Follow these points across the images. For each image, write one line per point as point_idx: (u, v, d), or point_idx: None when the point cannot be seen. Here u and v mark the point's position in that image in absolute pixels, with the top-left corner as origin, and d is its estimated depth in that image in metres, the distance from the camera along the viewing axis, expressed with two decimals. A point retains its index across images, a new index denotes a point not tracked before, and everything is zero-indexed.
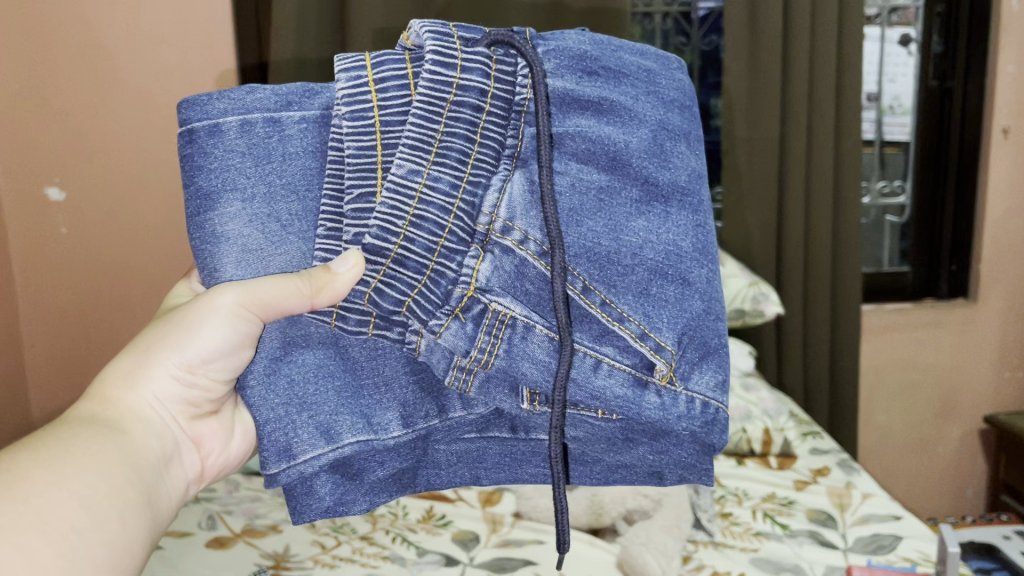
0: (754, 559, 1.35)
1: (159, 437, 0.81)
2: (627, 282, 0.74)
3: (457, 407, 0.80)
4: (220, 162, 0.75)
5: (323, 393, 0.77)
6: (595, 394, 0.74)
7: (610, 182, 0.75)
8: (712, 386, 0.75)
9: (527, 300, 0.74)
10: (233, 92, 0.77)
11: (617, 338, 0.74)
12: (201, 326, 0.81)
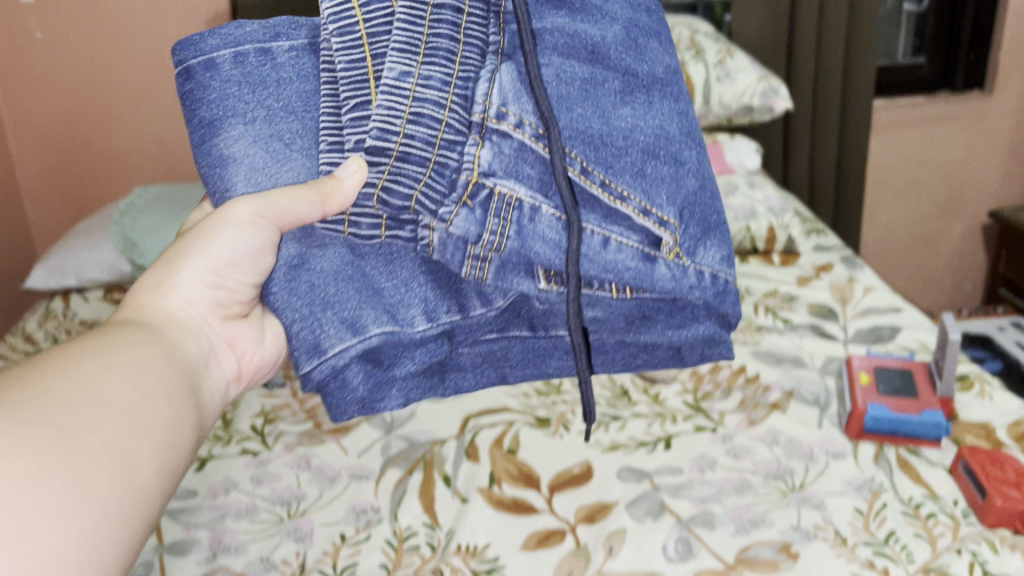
0: (755, 351, 1.38)
1: (195, 340, 0.72)
2: (624, 166, 0.70)
3: (477, 305, 0.76)
4: (219, 93, 0.70)
5: (345, 297, 0.71)
6: (608, 268, 0.70)
7: (594, 74, 0.70)
8: (719, 259, 0.73)
9: (535, 181, 0.68)
10: (222, 27, 0.71)
11: (622, 218, 0.70)
12: (223, 231, 0.71)
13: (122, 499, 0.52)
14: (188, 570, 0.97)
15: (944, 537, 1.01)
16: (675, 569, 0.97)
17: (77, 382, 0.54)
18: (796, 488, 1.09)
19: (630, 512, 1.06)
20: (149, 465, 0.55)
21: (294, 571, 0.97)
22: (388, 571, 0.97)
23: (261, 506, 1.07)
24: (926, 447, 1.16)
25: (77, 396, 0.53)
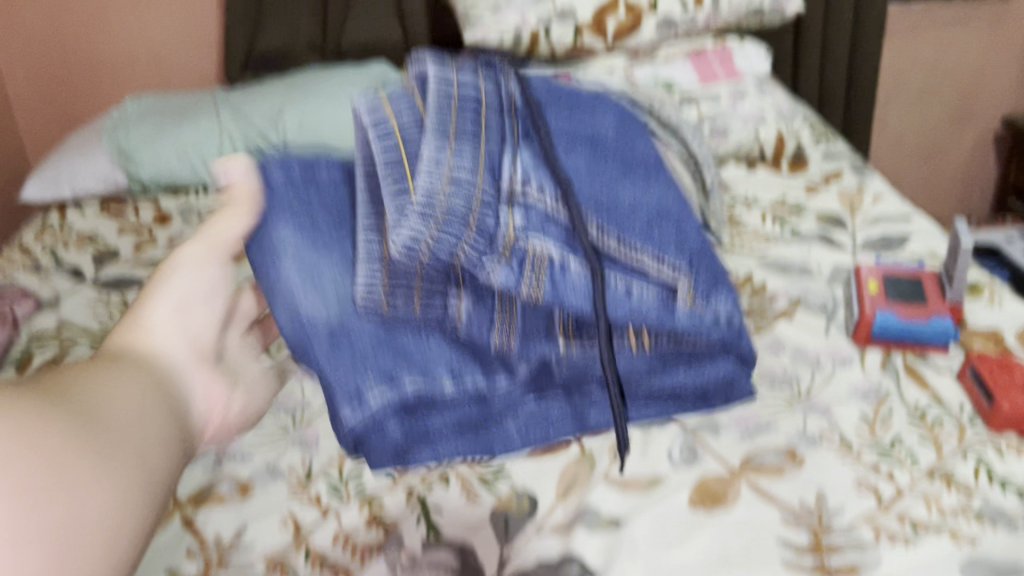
0: (762, 261, 1.37)
1: (181, 352, 0.75)
2: (613, 186, 0.96)
3: (502, 375, 0.95)
4: (273, 190, 0.97)
5: (419, 343, 0.93)
6: (632, 310, 0.88)
7: (592, 161, 0.98)
8: (729, 305, 0.91)
9: (546, 326, 0.92)
10: (288, 157, 1.01)
11: (637, 263, 0.90)
12: (180, 271, 0.86)
13: (148, 494, 0.57)
14: (194, 477, 0.97)
15: (949, 441, 1.02)
16: (680, 474, 0.97)
17: (93, 392, 0.59)
18: (803, 396, 1.10)
19: (636, 420, 1.05)
20: (162, 467, 0.60)
21: (300, 478, 0.96)
22: (394, 478, 0.97)
23: (266, 416, 1.06)
24: (933, 353, 1.16)
25: (85, 402, 0.57)
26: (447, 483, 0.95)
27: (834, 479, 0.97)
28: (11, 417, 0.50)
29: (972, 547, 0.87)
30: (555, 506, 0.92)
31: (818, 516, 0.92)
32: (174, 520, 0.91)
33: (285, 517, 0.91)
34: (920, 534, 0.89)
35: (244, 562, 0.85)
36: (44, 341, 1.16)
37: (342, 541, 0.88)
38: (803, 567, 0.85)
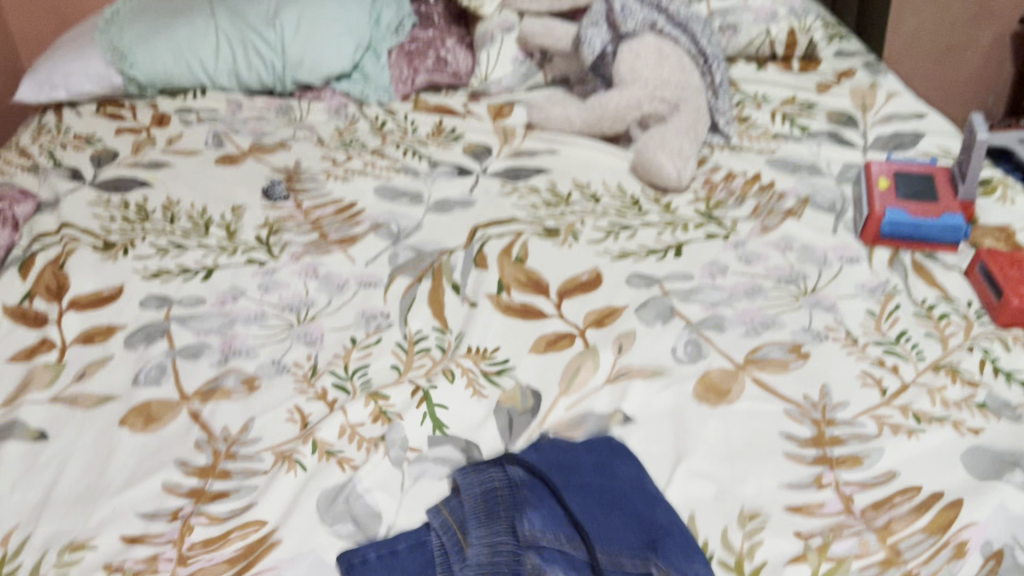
0: (771, 160, 1.35)
1: (94, 442, 0.86)
2: (622, 536, 0.69)
3: None
4: (279, 331, 1.01)
5: (467, 542, 0.72)
6: (609, 548, 0.68)
7: (579, 439, 0.83)
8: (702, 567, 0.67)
9: (562, 562, 0.68)
10: (298, 300, 1.07)
11: (618, 513, 0.72)
12: (63, 374, 0.95)
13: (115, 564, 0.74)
14: (199, 372, 0.95)
15: (955, 336, 1.02)
16: (685, 368, 0.98)
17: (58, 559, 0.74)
18: (808, 292, 1.09)
19: (640, 315, 1.05)
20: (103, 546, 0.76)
21: (305, 374, 0.95)
22: (398, 373, 0.96)
23: (269, 313, 1.04)
24: (943, 251, 1.16)
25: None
26: (451, 378, 0.94)
27: (839, 373, 0.97)
28: None
29: (975, 436, 0.88)
30: (557, 401, 0.93)
31: (822, 409, 0.93)
32: (181, 412, 0.90)
33: (290, 409, 0.90)
34: (923, 425, 0.90)
35: (253, 453, 0.85)
36: (45, 241, 1.16)
37: (350, 436, 0.87)
38: (804, 460, 0.87)
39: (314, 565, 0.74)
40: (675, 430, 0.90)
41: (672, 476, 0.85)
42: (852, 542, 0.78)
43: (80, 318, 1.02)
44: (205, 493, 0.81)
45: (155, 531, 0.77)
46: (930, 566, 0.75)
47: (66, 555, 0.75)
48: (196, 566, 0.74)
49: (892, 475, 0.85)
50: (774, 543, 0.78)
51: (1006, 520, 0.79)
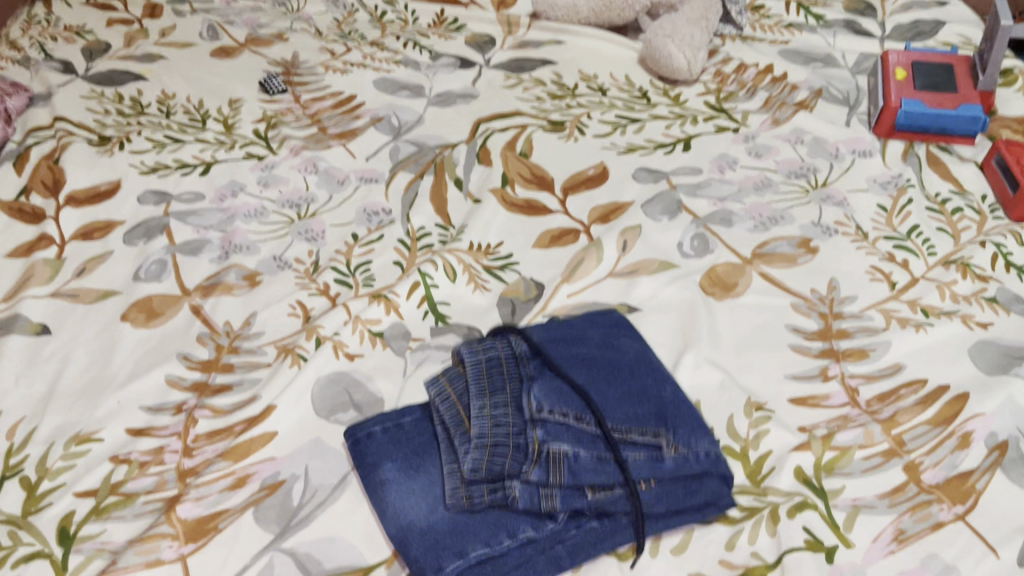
0: (783, 51, 1.30)
1: (94, 335, 0.86)
2: (637, 411, 0.73)
3: (527, 529, 0.68)
4: (278, 228, 1.00)
5: (470, 418, 0.71)
6: (630, 440, 0.70)
7: (577, 335, 0.81)
8: (713, 454, 0.71)
9: (567, 436, 0.70)
10: (298, 196, 1.05)
11: (629, 401, 0.74)
12: (59, 270, 0.94)
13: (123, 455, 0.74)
14: (200, 268, 0.94)
15: (968, 231, 1.00)
16: (692, 263, 0.96)
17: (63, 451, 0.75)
18: (818, 187, 1.07)
19: (645, 211, 1.03)
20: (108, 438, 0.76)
21: (307, 270, 0.94)
22: (402, 269, 0.95)
23: (269, 209, 1.03)
24: (958, 144, 1.14)
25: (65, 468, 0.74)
26: (453, 276, 0.93)
27: (847, 267, 0.96)
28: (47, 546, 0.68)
29: (984, 330, 0.87)
30: (559, 288, 0.93)
31: (829, 303, 0.92)
32: (182, 307, 0.89)
33: (292, 303, 0.90)
34: (932, 319, 0.89)
35: (255, 348, 0.86)
36: (39, 135, 1.13)
37: (353, 325, 0.87)
38: (810, 353, 0.86)
39: (314, 449, 0.76)
40: (682, 322, 0.89)
41: (679, 358, 0.85)
42: (857, 434, 0.78)
43: (78, 213, 1.01)
44: (208, 386, 0.81)
45: (161, 423, 0.78)
46: (933, 456, 0.76)
47: (73, 447, 0.76)
48: (202, 458, 0.75)
49: (899, 368, 0.84)
50: (779, 433, 0.78)
51: (1012, 411, 0.78)
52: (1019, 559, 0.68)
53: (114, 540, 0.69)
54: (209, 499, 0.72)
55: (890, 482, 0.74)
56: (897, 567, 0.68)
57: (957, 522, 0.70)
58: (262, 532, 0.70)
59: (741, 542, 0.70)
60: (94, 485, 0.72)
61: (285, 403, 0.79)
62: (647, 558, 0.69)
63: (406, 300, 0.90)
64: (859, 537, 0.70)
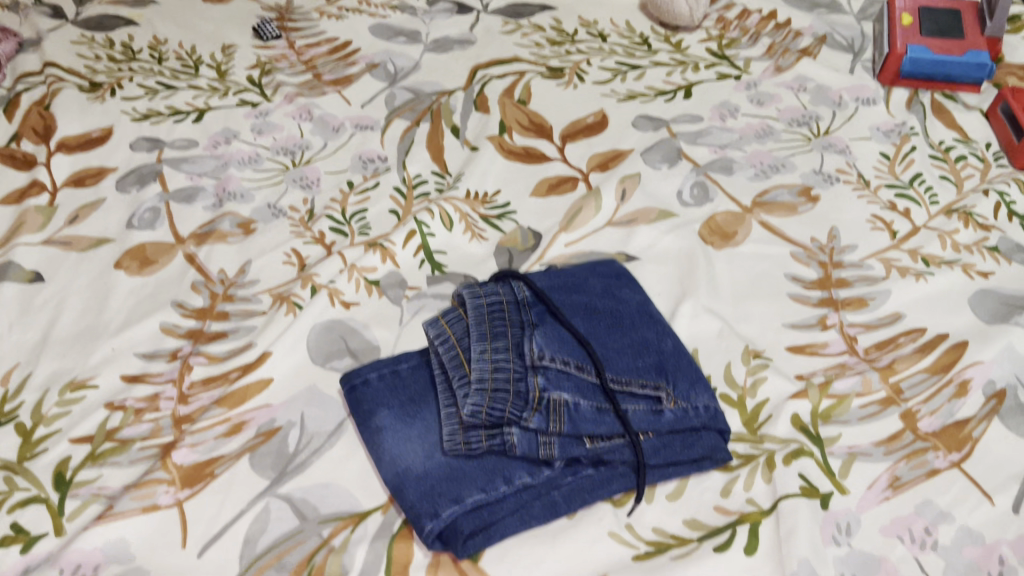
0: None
1: (88, 282, 0.85)
2: (637, 362, 0.72)
3: (524, 475, 0.67)
4: (273, 175, 0.99)
5: (470, 366, 0.71)
6: (630, 390, 0.70)
7: (578, 281, 0.80)
8: (712, 406, 0.71)
9: (567, 385, 0.69)
10: (294, 143, 1.03)
11: (629, 351, 0.73)
12: (51, 217, 0.93)
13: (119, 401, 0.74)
14: (194, 216, 0.93)
15: (971, 180, 0.99)
16: (691, 212, 0.95)
17: (58, 398, 0.75)
18: (820, 135, 1.06)
19: (645, 159, 1.01)
20: (102, 384, 0.76)
21: (302, 218, 0.94)
22: (398, 217, 0.94)
23: (264, 156, 1.01)
24: (964, 92, 1.12)
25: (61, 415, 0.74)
26: (449, 224, 0.92)
27: (848, 216, 0.95)
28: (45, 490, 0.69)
29: (985, 280, 0.87)
30: (557, 237, 0.92)
31: (829, 252, 0.91)
32: (176, 255, 0.89)
33: (287, 251, 0.89)
34: (933, 268, 0.88)
35: (250, 296, 0.85)
36: (29, 81, 1.11)
37: (348, 273, 0.86)
38: (809, 302, 0.86)
39: (309, 396, 0.76)
40: (680, 271, 0.88)
41: (676, 306, 0.84)
42: (854, 382, 0.78)
43: (69, 160, 1.00)
44: (202, 334, 0.81)
45: (156, 370, 0.78)
46: (930, 404, 0.75)
47: (68, 394, 0.75)
48: (197, 405, 0.75)
49: (898, 317, 0.84)
50: (776, 381, 0.78)
51: (1011, 360, 0.78)
52: (1014, 506, 0.68)
53: (110, 486, 0.69)
54: (204, 445, 0.72)
55: (886, 430, 0.74)
56: (892, 513, 0.68)
57: (953, 469, 0.70)
58: (258, 478, 0.70)
59: (737, 488, 0.70)
60: (89, 432, 0.72)
61: (281, 351, 0.78)
62: (643, 504, 0.69)
63: (402, 248, 0.89)
64: (854, 484, 0.70)
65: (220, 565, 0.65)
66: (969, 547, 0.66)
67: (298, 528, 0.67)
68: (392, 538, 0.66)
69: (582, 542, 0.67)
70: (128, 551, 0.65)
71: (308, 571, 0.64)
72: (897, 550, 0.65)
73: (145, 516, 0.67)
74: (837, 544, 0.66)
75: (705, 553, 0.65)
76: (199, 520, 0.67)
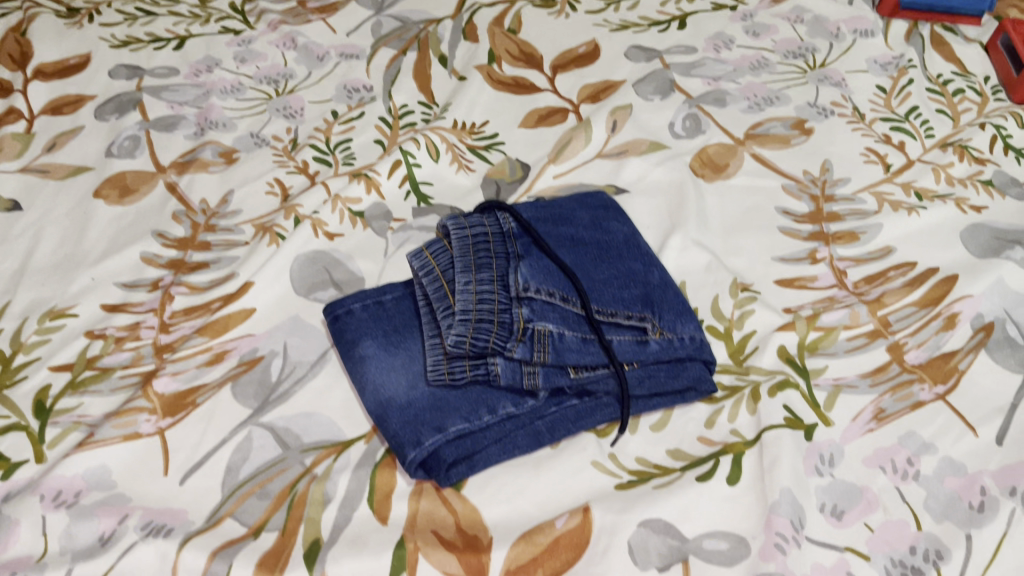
0: None
1: (66, 212, 0.84)
2: (623, 294, 0.72)
3: (508, 406, 0.67)
4: (255, 104, 0.97)
5: (454, 297, 0.70)
6: (615, 322, 0.69)
7: (564, 213, 0.78)
8: (698, 337, 0.71)
9: (552, 315, 0.68)
10: (277, 71, 1.01)
11: (615, 284, 0.72)
12: (29, 146, 0.91)
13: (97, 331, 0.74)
14: (175, 145, 0.92)
15: (968, 114, 0.97)
16: (683, 144, 0.93)
17: (36, 326, 0.74)
18: (816, 67, 1.03)
19: (637, 90, 0.99)
20: (81, 313, 0.75)
21: (285, 147, 0.92)
22: (384, 147, 0.92)
23: (246, 85, 0.99)
24: (964, 25, 1.10)
25: (39, 343, 0.73)
26: (436, 155, 0.91)
27: (841, 149, 0.93)
28: (23, 417, 0.68)
29: (977, 214, 0.85)
30: (546, 169, 0.90)
31: (821, 185, 0.89)
32: (157, 184, 0.87)
33: (270, 181, 0.88)
34: (925, 202, 0.87)
35: (232, 226, 0.84)
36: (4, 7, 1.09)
37: (332, 204, 0.84)
38: (799, 236, 0.84)
39: (293, 326, 0.75)
40: (670, 204, 0.87)
41: (665, 239, 0.83)
42: (842, 314, 0.77)
43: (46, 87, 0.98)
44: (184, 264, 0.80)
45: (137, 299, 0.77)
46: (917, 337, 0.75)
47: (48, 322, 0.75)
48: (179, 334, 0.74)
49: (888, 251, 0.83)
50: (764, 313, 0.77)
51: (1000, 293, 0.77)
52: (998, 437, 0.67)
53: (91, 414, 0.69)
54: (186, 374, 0.71)
55: (873, 362, 0.74)
56: (875, 444, 0.67)
57: (937, 402, 0.70)
58: (240, 408, 0.69)
59: (721, 420, 0.70)
60: (69, 360, 0.72)
61: (262, 281, 0.77)
62: (627, 435, 0.69)
63: (387, 179, 0.87)
64: (839, 416, 0.69)
65: (201, 493, 0.65)
66: (951, 477, 0.65)
67: (281, 456, 0.67)
68: (375, 467, 0.66)
69: (565, 472, 0.66)
70: (109, 478, 0.65)
71: (290, 499, 0.64)
72: (879, 480, 0.65)
73: (125, 444, 0.66)
74: (820, 475, 0.66)
75: (687, 483, 0.65)
76: (181, 448, 0.67)
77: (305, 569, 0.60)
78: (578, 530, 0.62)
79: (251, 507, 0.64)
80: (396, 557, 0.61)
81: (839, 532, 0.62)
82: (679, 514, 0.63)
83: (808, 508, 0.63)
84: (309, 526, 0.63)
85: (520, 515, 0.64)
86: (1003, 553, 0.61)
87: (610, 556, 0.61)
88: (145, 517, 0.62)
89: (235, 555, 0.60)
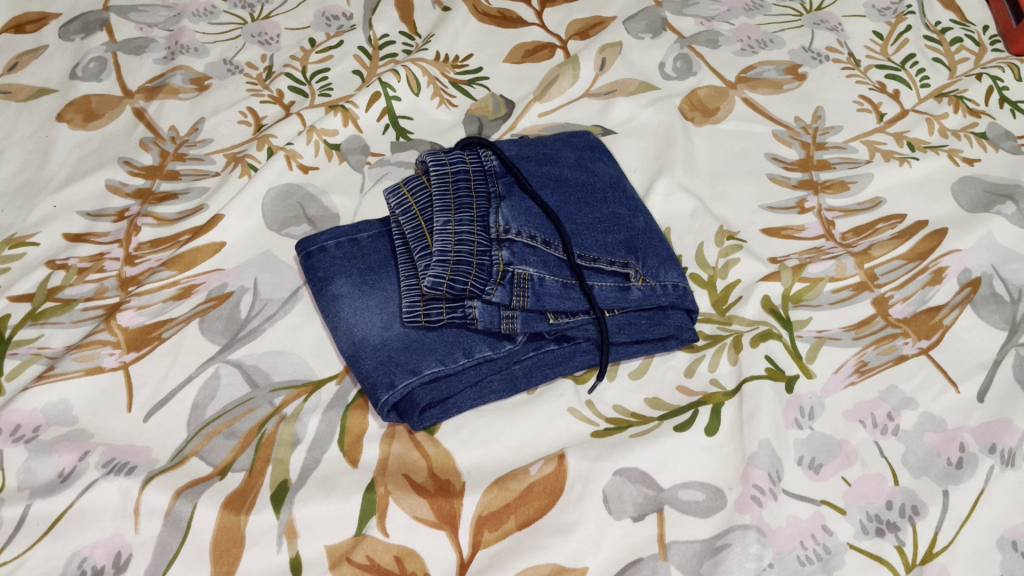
0: None
1: (28, 137, 0.81)
2: (606, 238, 0.69)
3: (485, 350, 0.65)
4: (229, 29, 0.93)
5: (432, 237, 0.67)
6: (597, 268, 0.67)
7: (548, 153, 0.75)
8: (680, 285, 0.69)
9: (534, 260, 0.66)
10: None
11: (599, 228, 0.70)
12: None
13: (57, 262, 0.71)
14: (144, 69, 0.88)
15: (965, 63, 0.95)
16: (673, 85, 0.90)
17: None
18: (813, 10, 1.00)
19: (627, 28, 0.95)
20: (40, 241, 0.73)
21: (259, 75, 0.88)
22: (363, 79, 0.88)
23: (220, 9, 0.95)
24: None
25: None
26: (416, 88, 0.87)
27: (834, 96, 0.91)
28: None
29: (970, 166, 0.83)
30: (530, 107, 0.87)
31: (812, 133, 0.87)
32: (124, 110, 0.84)
33: (242, 110, 0.84)
34: (918, 153, 0.84)
35: (202, 156, 0.81)
36: None
37: (307, 135, 0.81)
38: (788, 183, 0.83)
39: (264, 262, 0.72)
40: (658, 146, 0.84)
41: (652, 183, 0.81)
42: (828, 266, 0.75)
43: (9, 4, 0.94)
44: (151, 194, 0.77)
45: (101, 229, 0.74)
46: (904, 291, 0.73)
47: (7, 250, 0.72)
48: (145, 267, 0.72)
49: (878, 202, 0.81)
50: (750, 262, 0.76)
51: (988, 249, 0.75)
52: (980, 394, 0.66)
53: (52, 346, 0.66)
54: (152, 308, 0.69)
55: (857, 315, 0.72)
56: (855, 398, 0.66)
57: (920, 356, 0.69)
58: (207, 344, 0.67)
59: (701, 369, 0.69)
60: (29, 290, 0.69)
61: (233, 214, 0.74)
62: (605, 382, 0.68)
63: (365, 112, 0.84)
64: (820, 368, 0.68)
65: (166, 430, 0.63)
66: (931, 432, 0.64)
67: (249, 395, 0.65)
68: (347, 408, 0.65)
69: (541, 418, 0.65)
70: (70, 413, 0.63)
71: (258, 439, 0.62)
72: (858, 435, 0.64)
73: (87, 378, 0.64)
74: (799, 427, 0.65)
75: (664, 432, 0.64)
76: (145, 384, 0.65)
77: (272, 511, 0.58)
78: (552, 477, 0.61)
79: (217, 446, 0.62)
80: (366, 501, 0.59)
81: (817, 486, 0.61)
82: (656, 464, 0.62)
83: (786, 460, 0.62)
84: (277, 467, 0.61)
85: (493, 461, 0.63)
86: (979, 510, 0.60)
87: (584, 504, 0.59)
88: (107, 454, 0.60)
89: (200, 495, 0.58)
